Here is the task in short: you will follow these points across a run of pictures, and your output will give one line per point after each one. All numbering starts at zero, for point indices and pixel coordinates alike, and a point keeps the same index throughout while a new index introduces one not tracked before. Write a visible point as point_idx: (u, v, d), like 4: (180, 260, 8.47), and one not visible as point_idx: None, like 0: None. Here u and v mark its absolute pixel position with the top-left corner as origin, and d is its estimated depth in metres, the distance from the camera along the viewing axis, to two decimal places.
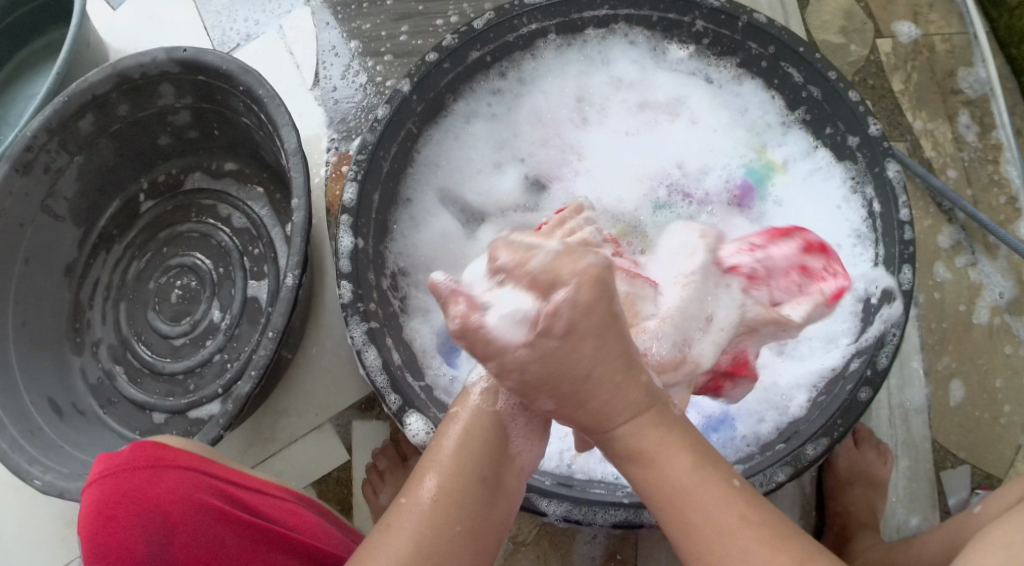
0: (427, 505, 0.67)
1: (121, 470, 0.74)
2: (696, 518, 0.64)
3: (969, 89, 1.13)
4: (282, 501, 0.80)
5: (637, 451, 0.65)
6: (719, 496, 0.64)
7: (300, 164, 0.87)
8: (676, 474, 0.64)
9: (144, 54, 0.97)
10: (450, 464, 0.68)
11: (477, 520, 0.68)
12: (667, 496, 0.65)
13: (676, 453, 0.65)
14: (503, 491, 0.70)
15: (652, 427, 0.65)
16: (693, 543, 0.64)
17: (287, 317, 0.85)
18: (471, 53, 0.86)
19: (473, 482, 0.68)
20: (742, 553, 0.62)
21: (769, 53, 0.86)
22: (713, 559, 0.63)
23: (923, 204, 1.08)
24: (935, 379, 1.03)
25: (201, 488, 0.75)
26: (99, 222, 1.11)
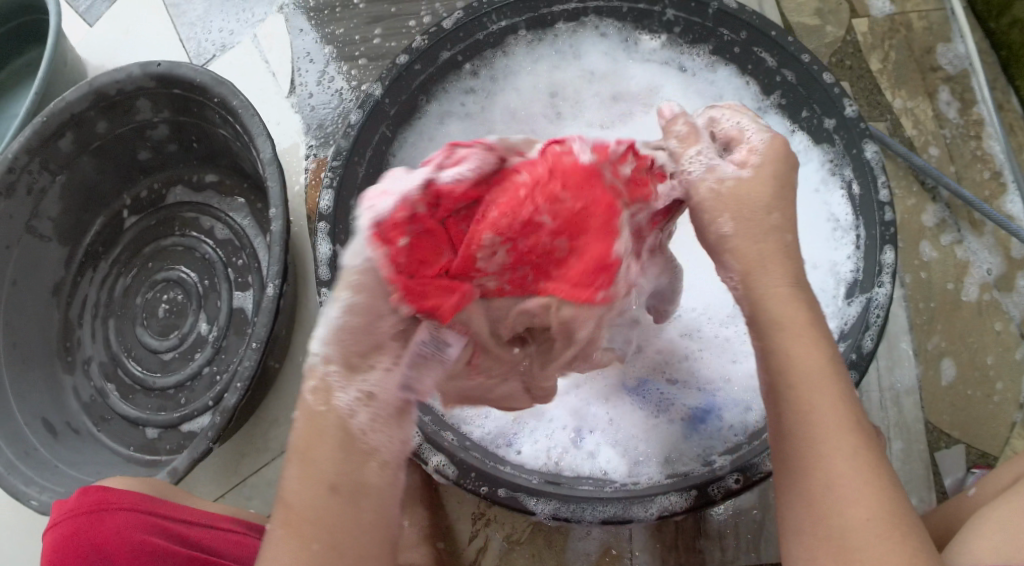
0: (289, 522, 0.62)
1: (73, 515, 0.76)
2: (821, 429, 0.63)
3: (948, 65, 1.13)
4: (230, 532, 0.80)
5: (778, 336, 0.66)
6: (842, 404, 0.64)
7: (276, 173, 0.87)
8: (807, 368, 0.64)
9: (119, 70, 0.96)
10: (309, 476, 0.63)
11: (341, 529, 0.62)
12: (797, 387, 0.64)
13: (806, 350, 0.65)
14: (368, 490, 0.63)
15: (792, 303, 0.67)
16: (798, 453, 0.63)
17: (270, 327, 0.85)
18: (441, 52, 0.86)
19: (325, 487, 0.62)
20: (843, 484, 0.61)
21: (741, 39, 0.86)
22: (820, 477, 0.62)
23: (905, 182, 1.08)
24: (926, 359, 1.03)
25: (142, 529, 0.76)
26: (84, 240, 1.11)
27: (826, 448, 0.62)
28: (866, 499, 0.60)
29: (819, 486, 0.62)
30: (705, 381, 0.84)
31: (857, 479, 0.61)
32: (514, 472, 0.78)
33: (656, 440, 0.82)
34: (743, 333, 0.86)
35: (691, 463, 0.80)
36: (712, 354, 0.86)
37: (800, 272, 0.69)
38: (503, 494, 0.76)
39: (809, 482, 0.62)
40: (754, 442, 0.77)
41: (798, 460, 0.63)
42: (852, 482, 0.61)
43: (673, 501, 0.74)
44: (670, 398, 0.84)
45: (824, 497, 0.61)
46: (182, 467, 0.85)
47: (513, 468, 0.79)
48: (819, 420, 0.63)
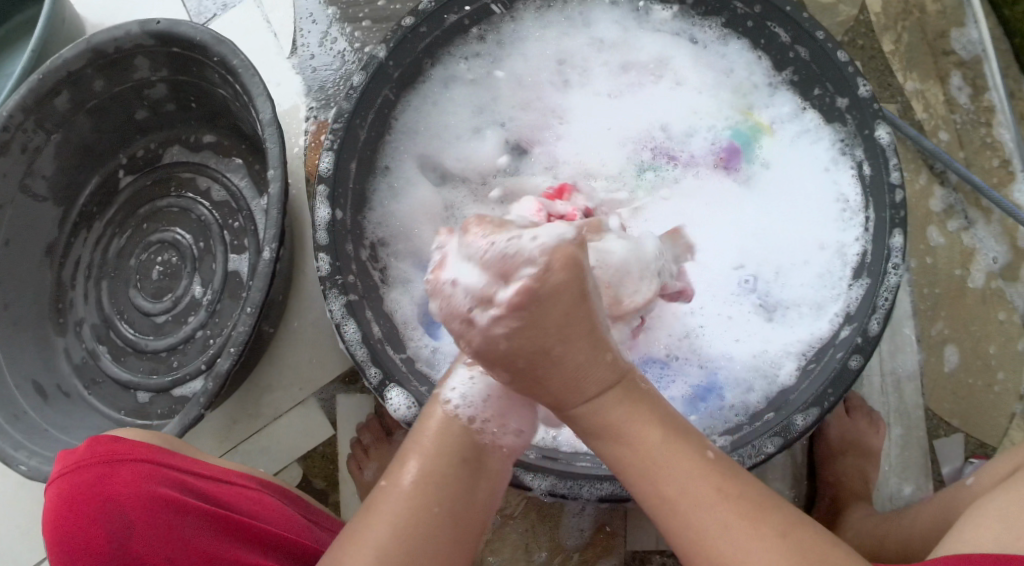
0: (406, 494, 0.65)
1: (80, 468, 0.72)
2: (666, 483, 0.62)
3: (961, 49, 1.11)
4: (248, 489, 0.80)
5: (606, 426, 0.62)
6: (684, 455, 0.62)
7: (276, 135, 0.85)
8: (644, 425, 0.62)
9: (117, 28, 0.94)
10: (432, 449, 0.67)
11: (456, 504, 0.66)
12: (638, 460, 0.62)
13: (647, 427, 0.62)
14: (487, 473, 0.69)
15: (640, 409, 0.62)
16: (661, 510, 0.62)
17: (266, 291, 0.84)
18: (448, 15, 0.84)
19: (454, 463, 0.67)
20: (711, 547, 0.60)
21: (755, 13, 0.84)
22: (690, 538, 0.61)
23: (915, 165, 1.07)
24: (928, 345, 1.02)
25: (163, 482, 0.73)
26: (78, 201, 1.09)
27: (679, 499, 0.61)
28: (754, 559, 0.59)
29: (696, 541, 0.61)
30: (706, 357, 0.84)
31: (755, 529, 0.60)
32: None
33: None
34: (746, 314, 0.85)
35: None
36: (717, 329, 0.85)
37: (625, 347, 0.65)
38: None
39: (681, 532, 0.61)
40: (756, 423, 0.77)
41: (673, 527, 0.62)
42: (722, 532, 0.60)
43: None
44: (671, 375, 0.83)
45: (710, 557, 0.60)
46: (174, 432, 0.83)
47: None
48: (676, 479, 0.61)
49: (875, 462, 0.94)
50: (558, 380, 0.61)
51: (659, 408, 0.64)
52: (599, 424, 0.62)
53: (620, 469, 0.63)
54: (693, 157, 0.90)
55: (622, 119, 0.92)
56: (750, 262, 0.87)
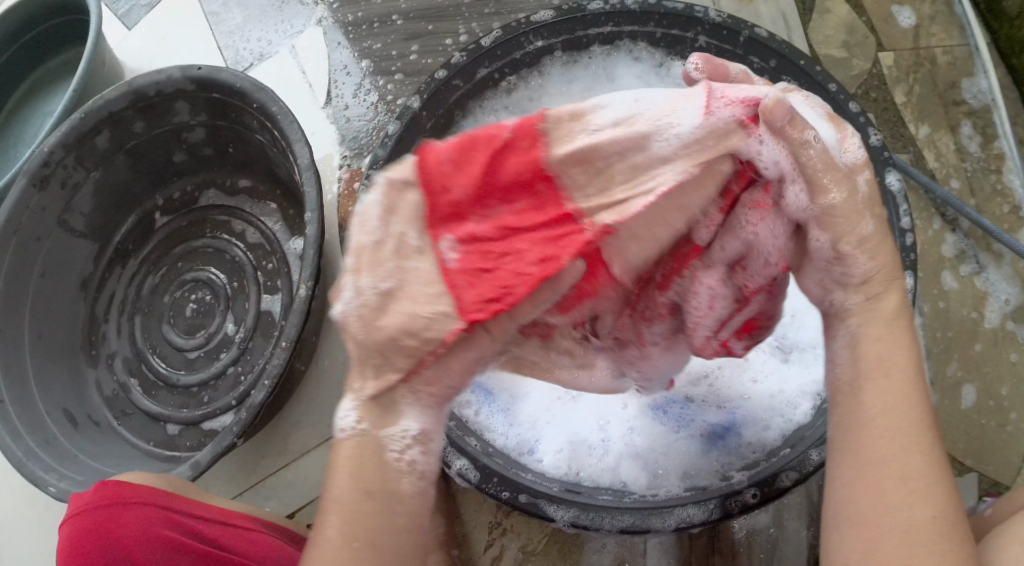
0: (330, 548, 0.60)
1: (90, 508, 0.79)
2: (886, 461, 0.61)
3: (972, 98, 1.15)
4: (250, 530, 0.82)
5: (857, 375, 0.64)
6: (921, 466, 0.61)
7: (312, 178, 0.89)
8: (887, 395, 0.63)
9: (159, 72, 0.99)
10: (342, 497, 0.62)
11: (387, 547, 0.61)
12: (863, 447, 0.62)
13: (884, 383, 0.63)
14: (398, 498, 0.62)
15: (886, 342, 0.65)
16: (857, 491, 0.61)
17: (300, 328, 0.87)
18: (479, 70, 0.88)
19: (361, 499, 0.61)
20: (902, 533, 0.59)
21: (771, 67, 0.87)
22: (874, 525, 0.60)
23: (927, 213, 1.10)
24: (942, 386, 1.04)
25: (160, 523, 0.78)
26: (115, 237, 1.13)
27: (886, 482, 0.60)
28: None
29: (871, 521, 0.60)
30: (727, 399, 0.86)
31: (918, 521, 0.59)
32: (535, 480, 0.80)
33: (676, 455, 0.84)
34: (763, 356, 0.87)
35: (708, 477, 0.81)
36: (732, 370, 0.87)
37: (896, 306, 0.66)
38: (524, 500, 0.77)
39: (877, 527, 0.59)
40: (773, 460, 0.79)
41: (865, 497, 0.60)
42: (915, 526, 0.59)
43: (691, 513, 0.75)
44: (691, 414, 0.86)
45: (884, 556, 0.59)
46: (206, 460, 0.86)
47: (534, 475, 0.80)
48: (885, 456, 0.61)
49: None
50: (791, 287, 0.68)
51: (918, 399, 0.62)
52: (858, 417, 0.63)
53: (843, 454, 0.63)
54: None
55: None
56: None
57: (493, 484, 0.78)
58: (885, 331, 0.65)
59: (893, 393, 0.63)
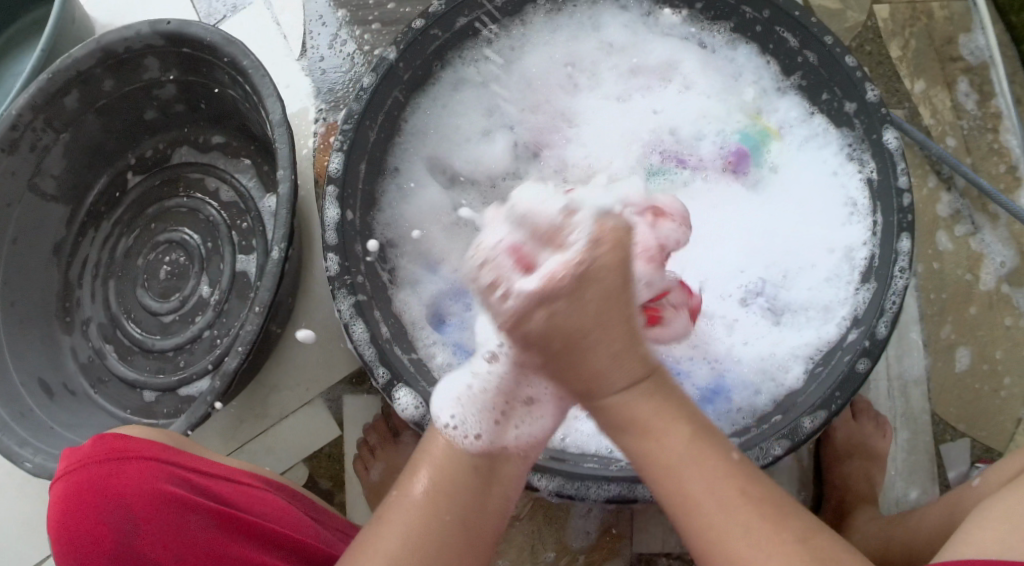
0: (421, 505, 0.66)
1: (89, 463, 0.73)
2: (704, 505, 0.62)
3: (969, 55, 1.11)
4: (252, 489, 0.80)
5: (631, 419, 0.64)
6: (719, 475, 0.63)
7: (285, 135, 0.86)
8: (670, 444, 0.63)
9: (128, 28, 0.95)
10: (443, 457, 0.68)
11: (468, 511, 0.67)
12: (658, 472, 0.64)
13: (672, 427, 0.64)
14: (499, 481, 0.70)
15: (650, 397, 0.64)
16: (700, 536, 0.62)
17: (274, 291, 0.84)
18: (458, 18, 0.84)
19: (466, 470, 0.68)
20: (743, 559, 0.60)
21: (763, 18, 0.84)
22: (722, 560, 0.61)
23: (922, 171, 1.07)
24: (935, 348, 1.02)
25: (166, 479, 0.74)
26: (87, 199, 1.09)
27: (716, 529, 0.62)
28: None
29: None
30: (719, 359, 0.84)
31: (774, 550, 0.60)
32: None
33: None
34: (754, 318, 0.85)
35: None
36: (720, 331, 0.85)
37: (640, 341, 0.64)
38: None
39: (722, 563, 0.61)
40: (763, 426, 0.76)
41: (707, 542, 0.62)
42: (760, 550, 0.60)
43: None
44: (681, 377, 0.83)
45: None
46: (181, 430, 0.84)
47: None
48: (697, 493, 0.63)
49: (881, 466, 0.94)
50: (587, 385, 0.64)
51: (694, 417, 0.65)
52: (654, 468, 0.64)
53: (664, 500, 0.64)
54: (701, 161, 0.91)
55: (634, 119, 0.92)
56: (754, 268, 0.87)
57: None
58: (656, 403, 0.64)
59: (653, 418, 0.64)
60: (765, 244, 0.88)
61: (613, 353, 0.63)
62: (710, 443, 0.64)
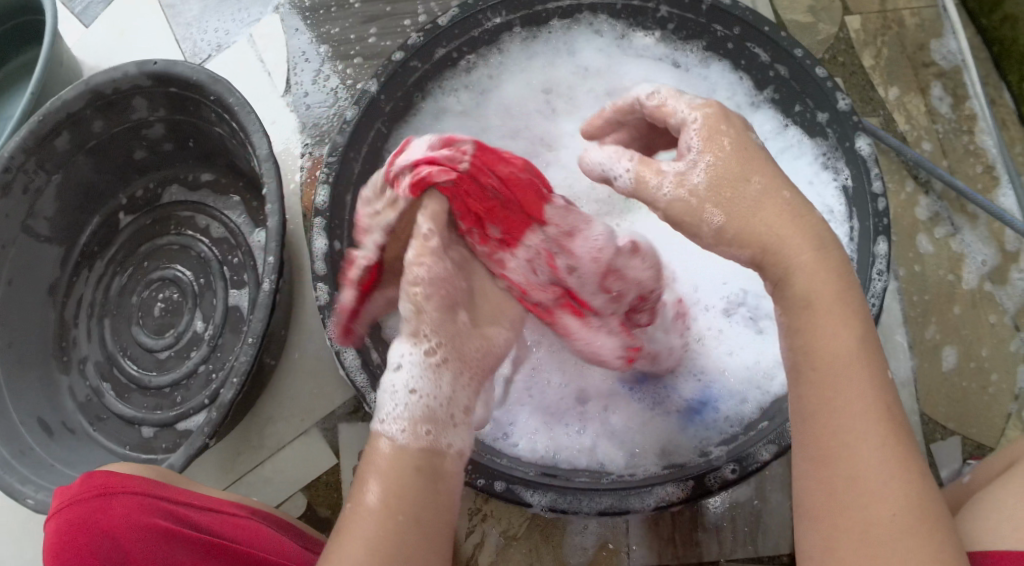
0: (375, 513, 0.63)
1: (79, 500, 0.76)
2: (848, 408, 0.60)
3: (942, 60, 1.14)
4: (237, 517, 0.80)
5: (807, 302, 0.64)
6: (874, 387, 0.61)
7: (272, 170, 0.87)
8: (829, 335, 0.62)
9: (115, 69, 0.97)
10: (389, 468, 0.65)
11: (423, 511, 0.63)
12: (821, 367, 0.62)
13: (841, 328, 0.62)
14: (444, 476, 0.66)
15: (822, 271, 0.64)
16: (823, 439, 0.61)
17: (266, 322, 0.85)
18: (437, 49, 0.86)
19: (408, 473, 0.65)
20: (864, 470, 0.59)
21: (734, 34, 0.86)
22: (844, 468, 0.59)
23: (899, 177, 1.09)
24: (921, 350, 1.04)
25: (152, 512, 0.76)
26: (80, 240, 1.11)
27: (846, 432, 0.60)
28: (892, 496, 0.58)
29: (840, 469, 0.60)
30: (705, 369, 0.85)
31: (892, 473, 0.59)
32: (510, 465, 0.78)
33: (652, 433, 0.83)
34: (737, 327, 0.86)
35: (687, 454, 0.80)
36: (710, 342, 0.87)
37: (824, 231, 0.66)
38: (500, 488, 0.76)
39: (836, 470, 0.60)
40: (752, 432, 0.78)
41: (827, 444, 0.60)
42: (877, 465, 0.59)
43: (669, 492, 0.74)
44: (667, 390, 0.85)
45: (851, 483, 0.59)
46: (179, 464, 0.84)
47: (509, 461, 0.79)
48: (836, 397, 0.61)
49: None
50: (760, 246, 0.65)
51: (859, 324, 0.63)
52: (801, 354, 0.63)
53: (802, 392, 0.63)
54: None
55: None
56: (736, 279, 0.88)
57: (468, 471, 0.76)
58: (836, 318, 0.63)
59: (830, 335, 0.62)
60: None
61: (782, 227, 0.65)
62: (873, 356, 0.62)
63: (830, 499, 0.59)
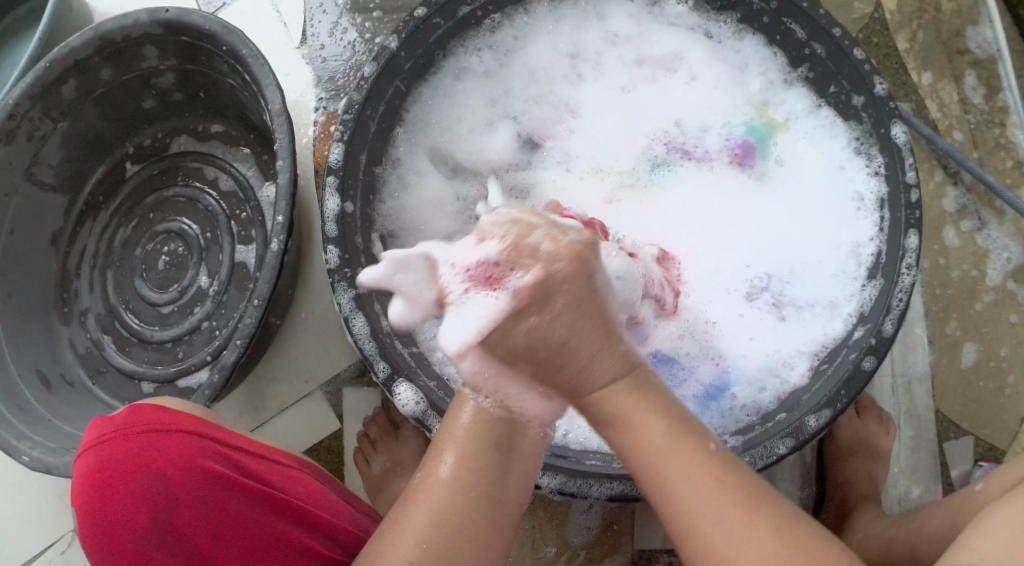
0: (446, 486, 0.64)
1: (118, 436, 0.71)
2: (682, 489, 0.62)
3: (977, 49, 1.10)
4: (288, 468, 0.78)
5: (613, 413, 0.65)
6: (693, 462, 0.63)
7: (284, 125, 0.85)
8: (661, 425, 0.64)
9: (125, 16, 0.93)
10: (465, 439, 0.66)
11: (492, 486, 0.65)
12: (638, 456, 0.64)
13: (649, 419, 0.64)
14: (517, 454, 0.68)
15: (627, 375, 0.66)
16: (669, 508, 0.63)
17: (273, 283, 0.83)
18: (461, 7, 0.83)
19: (482, 447, 0.66)
20: (719, 539, 0.61)
21: (771, 8, 0.83)
22: (699, 542, 0.61)
23: (928, 165, 1.06)
24: (941, 345, 1.01)
25: (203, 453, 0.72)
26: (85, 188, 1.08)
27: (686, 501, 0.62)
28: (757, 563, 0.60)
29: (695, 530, 0.62)
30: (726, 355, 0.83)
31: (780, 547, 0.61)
32: None
33: None
34: (758, 314, 0.84)
35: None
36: (729, 327, 0.84)
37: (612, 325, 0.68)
38: None
39: (691, 542, 0.62)
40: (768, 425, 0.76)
41: (680, 519, 0.62)
42: (727, 533, 0.61)
43: None
44: (685, 374, 0.82)
45: (714, 557, 0.61)
46: None
47: None
48: (683, 471, 0.63)
49: (883, 462, 0.95)
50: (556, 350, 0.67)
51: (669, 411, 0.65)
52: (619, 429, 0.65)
53: (637, 472, 0.64)
54: (707, 153, 0.90)
55: (638, 110, 0.91)
56: (761, 263, 0.86)
57: None
58: (640, 406, 0.65)
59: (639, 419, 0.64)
60: (773, 239, 0.87)
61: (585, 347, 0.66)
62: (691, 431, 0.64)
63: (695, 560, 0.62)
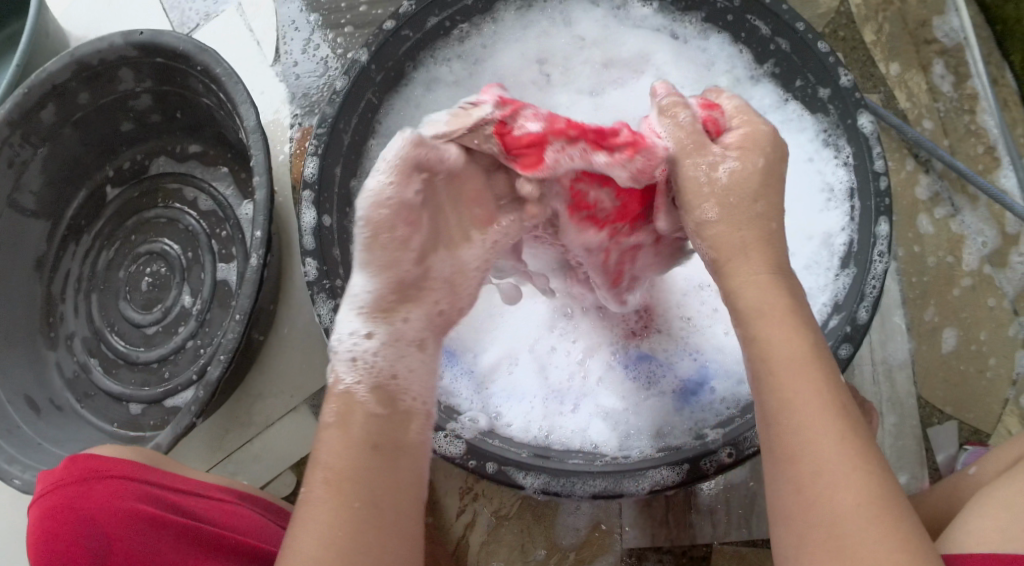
0: (327, 500, 0.62)
1: (59, 485, 0.75)
2: (795, 403, 0.60)
3: (943, 38, 1.11)
4: (226, 502, 0.79)
5: (754, 332, 0.64)
6: (821, 395, 0.61)
7: (260, 141, 0.85)
8: (781, 341, 0.62)
9: (100, 39, 0.94)
10: (343, 449, 0.63)
11: (378, 494, 0.62)
12: (776, 369, 0.62)
13: (781, 325, 0.63)
14: (406, 453, 0.65)
15: (772, 289, 0.65)
16: (781, 436, 0.61)
17: (253, 298, 0.83)
18: (429, 18, 0.84)
19: (362, 455, 0.63)
20: (823, 470, 0.58)
21: (734, 6, 0.84)
22: (806, 468, 0.59)
23: (899, 155, 1.07)
24: (919, 332, 1.03)
25: (131, 495, 0.74)
26: (66, 213, 1.09)
27: (799, 428, 0.60)
28: (849, 498, 0.57)
29: (797, 461, 0.59)
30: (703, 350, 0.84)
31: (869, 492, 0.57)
32: (503, 446, 0.77)
33: (648, 414, 0.82)
34: None
35: (683, 436, 0.78)
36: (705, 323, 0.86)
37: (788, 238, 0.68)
38: (492, 469, 0.75)
39: (796, 469, 0.59)
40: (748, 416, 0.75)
41: (793, 445, 0.60)
42: (840, 468, 0.58)
43: (665, 475, 0.73)
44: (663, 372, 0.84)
45: (812, 489, 0.58)
46: (165, 444, 0.83)
47: (501, 441, 0.77)
48: (796, 405, 0.60)
49: None
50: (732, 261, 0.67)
51: (812, 335, 0.63)
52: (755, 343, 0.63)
53: (761, 396, 0.63)
54: None
55: (607, 113, 0.92)
56: None
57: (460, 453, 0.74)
58: (781, 320, 0.63)
59: (784, 330, 0.63)
60: None
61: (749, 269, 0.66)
62: (819, 351, 0.62)
63: (794, 496, 0.59)
